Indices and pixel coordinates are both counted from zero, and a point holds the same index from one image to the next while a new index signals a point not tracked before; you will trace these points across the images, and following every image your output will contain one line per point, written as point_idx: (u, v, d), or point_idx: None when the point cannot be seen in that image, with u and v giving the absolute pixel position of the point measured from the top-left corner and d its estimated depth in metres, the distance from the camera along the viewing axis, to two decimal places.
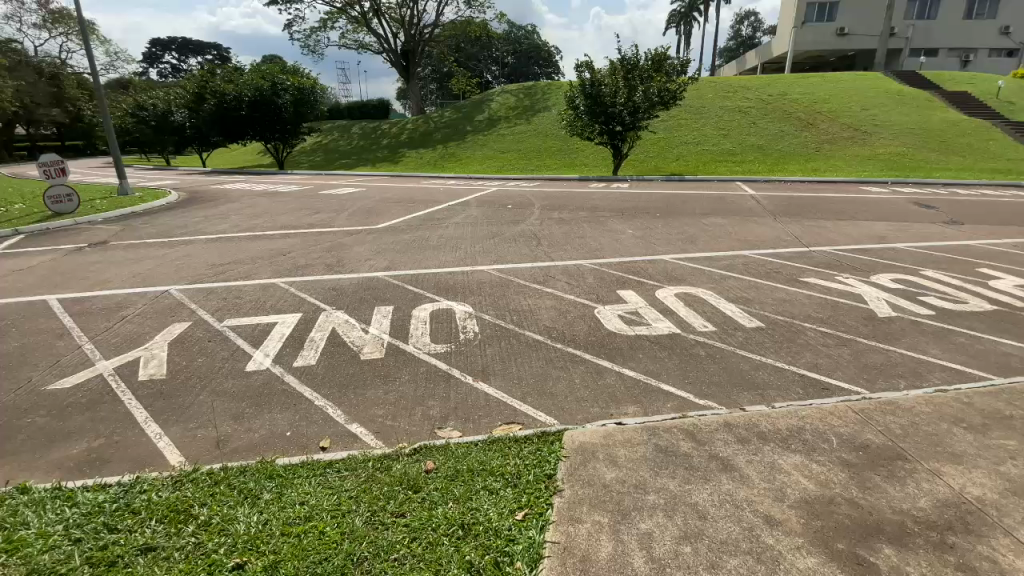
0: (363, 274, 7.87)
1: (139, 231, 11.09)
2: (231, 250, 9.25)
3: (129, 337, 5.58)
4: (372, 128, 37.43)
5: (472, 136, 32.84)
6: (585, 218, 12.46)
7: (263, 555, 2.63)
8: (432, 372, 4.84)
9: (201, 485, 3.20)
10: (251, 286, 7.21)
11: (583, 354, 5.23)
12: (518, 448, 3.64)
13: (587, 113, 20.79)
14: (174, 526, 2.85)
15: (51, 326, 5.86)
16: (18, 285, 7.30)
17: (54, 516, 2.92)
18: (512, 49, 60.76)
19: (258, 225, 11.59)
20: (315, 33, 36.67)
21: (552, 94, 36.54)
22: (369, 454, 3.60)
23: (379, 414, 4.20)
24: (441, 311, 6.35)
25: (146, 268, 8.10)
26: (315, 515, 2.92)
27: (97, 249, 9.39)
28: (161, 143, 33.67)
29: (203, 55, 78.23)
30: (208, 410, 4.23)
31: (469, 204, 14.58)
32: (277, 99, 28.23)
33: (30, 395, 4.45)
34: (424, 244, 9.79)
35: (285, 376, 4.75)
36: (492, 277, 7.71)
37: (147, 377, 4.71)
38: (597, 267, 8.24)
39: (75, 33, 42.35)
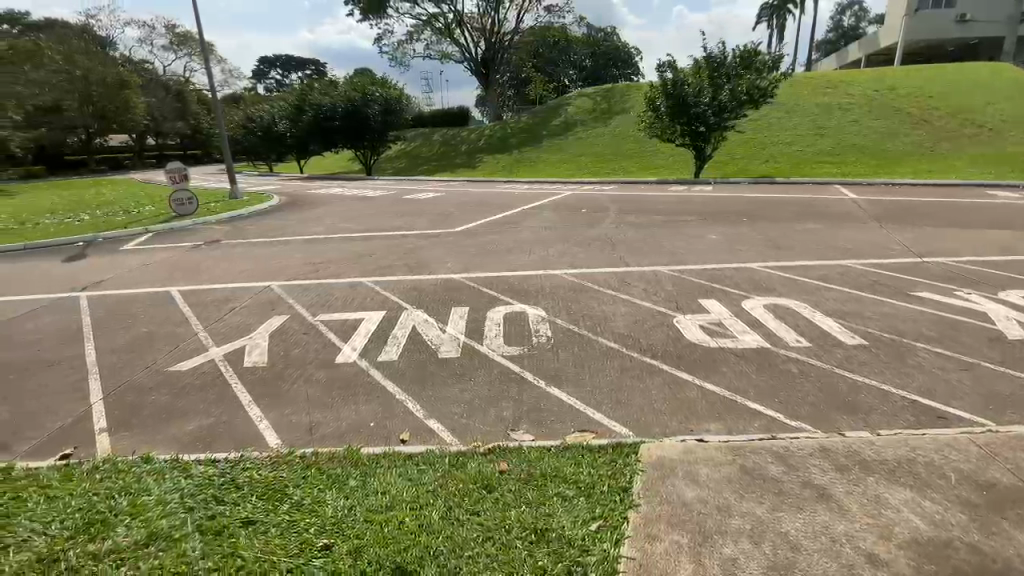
0: (442, 275, 8.15)
1: (247, 231, 12.25)
2: (324, 250, 9.95)
3: (236, 327, 6.17)
4: (452, 135, 38.70)
5: (547, 141, 32.92)
6: (662, 222, 12.07)
7: (349, 539, 2.78)
8: (504, 373, 4.90)
9: (293, 469, 3.45)
10: (340, 284, 7.71)
11: (661, 365, 5.03)
12: (592, 457, 3.57)
13: (669, 114, 19.98)
14: (271, 502, 3.09)
15: (172, 314, 6.63)
16: (148, 278, 8.33)
17: (172, 485, 3.27)
18: (590, 52, 60.17)
19: (348, 227, 12.41)
20: (402, 46, 38.59)
21: (631, 95, 35.89)
22: (446, 451, 3.68)
23: (455, 411, 4.31)
24: (516, 313, 6.40)
25: (251, 265, 8.94)
26: (395, 505, 3.04)
27: (212, 247, 10.50)
28: (266, 152, 36.94)
29: (304, 70, 85.01)
30: (301, 397, 4.56)
31: (544, 208, 14.68)
32: (367, 109, 30.18)
33: (155, 375, 5.06)
34: (500, 247, 9.94)
35: (369, 370, 5.01)
36: (567, 282, 7.66)
37: (251, 364, 5.18)
38: (676, 274, 7.93)
39: (197, 53, 47.80)
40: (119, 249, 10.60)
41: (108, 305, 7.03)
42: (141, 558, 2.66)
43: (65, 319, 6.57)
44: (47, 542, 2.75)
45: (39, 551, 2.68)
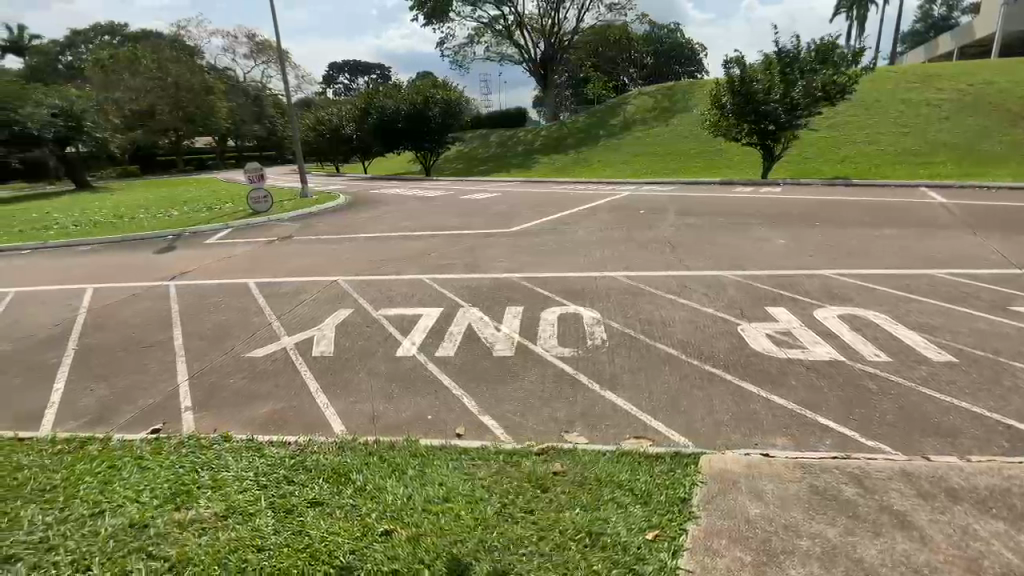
0: (498, 274, 8.24)
1: (315, 228, 12.94)
2: (385, 248, 10.32)
3: (305, 318, 6.54)
4: (508, 137, 39.04)
5: (604, 141, 32.49)
6: (725, 224, 11.59)
7: (408, 527, 2.88)
8: (559, 374, 4.87)
9: (357, 455, 3.60)
10: (400, 281, 7.99)
11: (723, 374, 4.83)
12: (649, 465, 3.49)
13: (735, 112, 19.10)
14: (336, 486, 3.25)
15: (249, 304, 7.12)
16: (228, 270, 9.00)
17: (248, 463, 3.51)
18: (652, 50, 58.72)
19: (408, 226, 12.82)
20: (463, 48, 39.38)
21: (694, 93, 34.79)
22: (501, 448, 3.71)
23: (508, 409, 4.34)
24: (571, 315, 6.36)
25: (319, 261, 9.43)
26: (452, 497, 3.11)
27: (284, 243, 11.17)
28: (333, 153, 38.79)
29: (369, 74, 88.72)
30: (364, 388, 4.76)
31: (601, 208, 14.51)
32: (429, 111, 31.30)
33: (234, 360, 5.45)
34: (555, 248, 9.93)
35: (427, 364, 5.15)
36: (623, 284, 7.52)
37: (318, 354, 5.47)
38: (740, 280, 7.59)
39: (273, 60, 51.00)
40: (204, 242, 11.51)
41: (194, 294, 7.65)
42: (220, 529, 2.88)
43: (157, 305, 7.21)
44: (140, 509, 3.03)
45: (133, 517, 2.96)
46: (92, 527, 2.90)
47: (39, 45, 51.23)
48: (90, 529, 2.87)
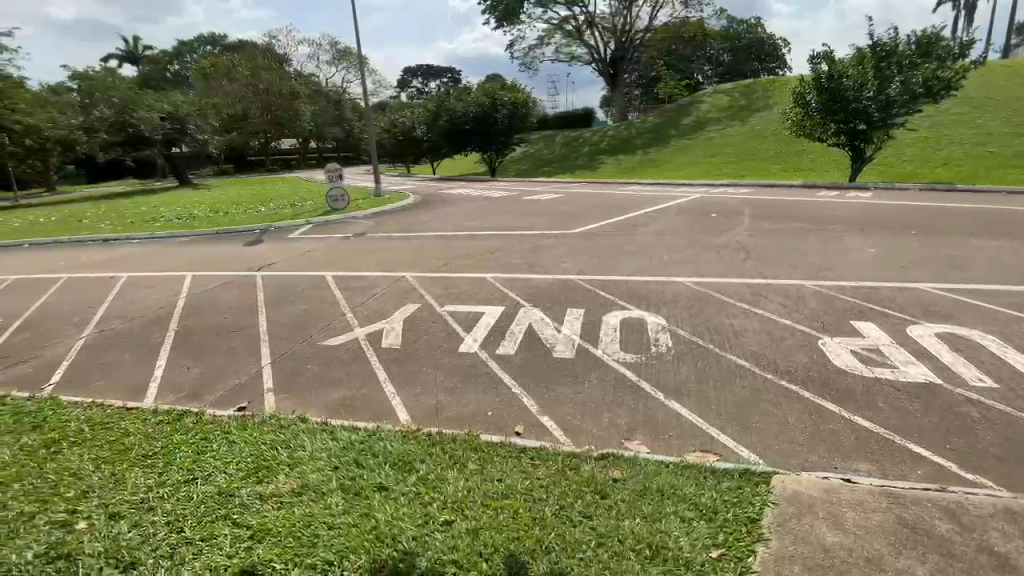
0: (560, 275, 8.22)
1: (386, 226, 13.53)
2: (451, 247, 10.61)
3: (375, 311, 6.86)
4: (574, 137, 38.82)
5: (674, 141, 31.50)
6: (804, 230, 10.87)
7: (467, 519, 2.94)
8: (620, 380, 4.78)
9: (420, 444, 3.74)
10: (465, 279, 8.17)
11: (800, 391, 4.53)
12: (715, 480, 3.34)
13: (821, 111, 17.82)
14: (401, 473, 3.39)
15: (326, 296, 7.58)
16: (308, 263, 9.62)
17: (322, 444, 3.75)
18: (729, 47, 56.11)
19: (474, 225, 13.09)
20: (532, 50, 39.55)
21: (775, 91, 32.91)
22: (560, 450, 3.69)
23: (568, 412, 4.32)
24: (634, 320, 6.21)
25: (389, 257, 9.86)
26: (510, 494, 3.16)
27: (357, 239, 11.79)
28: (405, 154, 40.48)
29: (441, 78, 91.35)
30: (427, 381, 4.91)
31: (669, 210, 14.11)
32: (496, 113, 31.79)
33: (311, 346, 5.83)
34: (620, 250, 9.76)
35: (488, 361, 5.24)
36: (691, 291, 7.25)
37: (387, 345, 5.73)
38: (821, 290, 7.08)
39: (353, 66, 53.82)
40: (286, 236, 12.39)
41: (277, 284, 8.23)
42: (296, 504, 3.09)
43: (245, 293, 7.83)
44: (227, 479, 3.31)
45: (221, 485, 3.24)
46: (186, 492, 3.21)
47: (154, 56, 57.15)
48: (184, 494, 3.18)
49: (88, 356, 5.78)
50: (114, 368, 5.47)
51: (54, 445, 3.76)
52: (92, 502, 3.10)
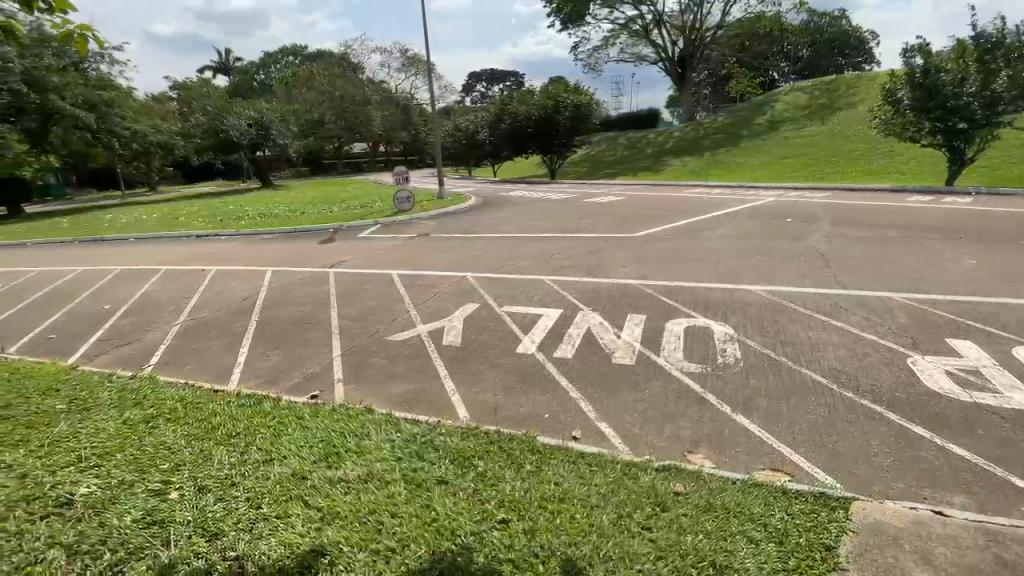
0: (621, 279, 8.08)
1: (449, 226, 13.89)
2: (512, 248, 10.70)
3: (438, 309, 7.06)
4: (638, 138, 38.00)
5: (745, 142, 30.07)
6: (892, 237, 10.00)
7: (524, 519, 2.96)
8: (683, 390, 4.63)
9: (479, 441, 3.81)
10: (524, 280, 8.22)
11: (884, 413, 4.18)
12: (786, 502, 3.16)
13: (913, 109, 16.37)
14: (461, 468, 3.48)
15: (391, 292, 7.91)
16: (375, 261, 10.07)
17: (386, 435, 3.90)
18: (809, 41, 52.74)
19: (535, 227, 13.15)
20: (597, 51, 39.15)
21: (861, 87, 30.57)
22: (619, 458, 3.62)
23: (628, 420, 4.23)
24: (700, 328, 5.98)
25: (452, 257, 10.12)
26: (568, 499, 3.13)
27: (422, 239, 12.18)
28: (468, 156, 41.32)
29: (505, 82, 92.41)
30: (487, 380, 4.98)
31: (738, 214, 13.48)
32: (558, 116, 31.74)
33: (377, 341, 6.09)
34: (685, 255, 9.45)
35: (545, 363, 5.24)
36: (762, 300, 6.88)
37: (448, 343, 5.88)
38: (911, 304, 6.48)
39: (421, 71, 55.69)
40: (356, 236, 13.03)
41: (347, 281, 8.66)
42: (362, 490, 3.24)
43: (318, 288, 8.30)
44: (300, 462, 3.53)
45: (295, 468, 3.47)
46: (265, 471, 3.45)
47: (243, 67, 61.96)
48: (263, 473, 3.42)
49: (181, 341, 6.36)
50: (203, 353, 5.99)
51: (152, 420, 4.17)
52: (184, 475, 3.41)
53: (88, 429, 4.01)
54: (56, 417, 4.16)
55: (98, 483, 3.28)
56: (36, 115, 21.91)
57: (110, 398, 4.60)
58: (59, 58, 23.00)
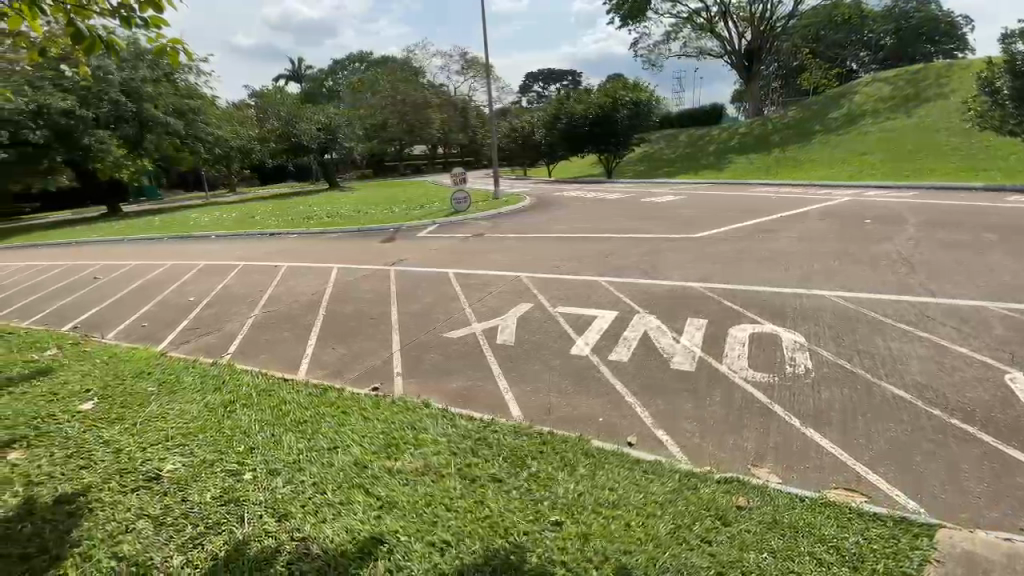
0: (680, 281, 7.82)
1: (505, 227, 14.01)
2: (567, 248, 10.63)
3: (493, 308, 7.13)
4: (700, 136, 36.63)
5: (817, 138, 28.26)
6: (989, 241, 9.05)
7: (578, 523, 2.93)
8: (747, 400, 4.42)
9: (533, 441, 3.82)
10: (580, 281, 8.14)
11: (976, 434, 3.79)
12: (861, 523, 2.94)
13: (1016, 99, 14.74)
14: (515, 466, 3.50)
15: (448, 291, 8.09)
16: (432, 260, 10.33)
17: (442, 430, 4.00)
18: (893, 28, 48.68)
19: (591, 227, 12.99)
20: (658, 47, 38.12)
21: (953, 76, 27.84)
22: (677, 467, 3.51)
23: (687, 429, 4.09)
24: (766, 335, 5.68)
25: (507, 256, 10.20)
26: (623, 505, 3.07)
27: (477, 239, 12.35)
28: (523, 157, 41.53)
29: (562, 81, 91.88)
30: (541, 380, 4.99)
31: (809, 215, 12.67)
32: (616, 113, 31.20)
33: (433, 337, 6.25)
34: (750, 257, 9.00)
35: (600, 366, 5.18)
36: (836, 307, 6.43)
37: (502, 342, 5.93)
38: (1012, 315, 5.83)
39: (479, 73, 56.50)
40: (414, 235, 13.42)
41: (406, 278, 8.95)
42: (419, 482, 3.34)
43: (379, 285, 8.64)
44: (362, 452, 3.69)
45: (356, 456, 3.63)
46: (329, 457, 3.64)
47: (313, 74, 65.52)
48: (328, 459, 3.61)
49: (256, 332, 6.81)
50: (276, 343, 6.39)
51: (230, 404, 4.51)
52: (257, 457, 3.65)
53: (175, 409, 4.41)
54: (148, 400, 4.59)
55: (182, 461, 3.59)
56: (133, 122, 24.12)
57: (194, 382, 5.02)
58: (153, 71, 25.33)
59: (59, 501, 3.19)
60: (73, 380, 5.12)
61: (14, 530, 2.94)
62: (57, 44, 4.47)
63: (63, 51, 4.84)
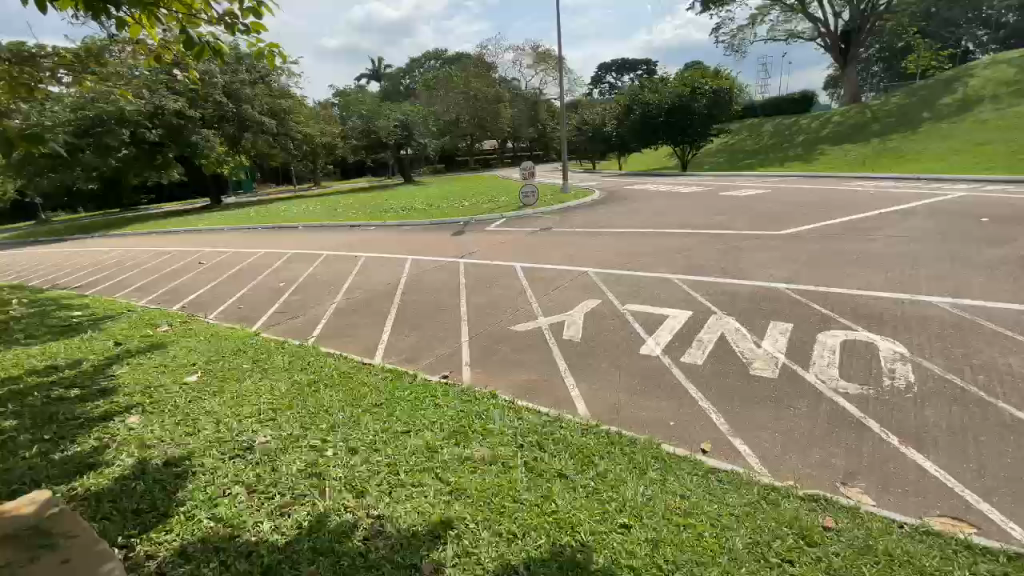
0: (761, 282, 7.36)
1: (573, 221, 13.87)
2: (638, 244, 10.33)
3: (560, 303, 7.09)
4: (786, 125, 34.19)
5: (923, 126, 25.49)
6: None
7: (646, 528, 2.85)
8: (837, 413, 4.07)
9: (600, 441, 3.75)
10: (650, 279, 7.88)
11: None
12: (970, 559, 2.62)
13: None
14: (581, 464, 3.46)
15: (515, 284, 8.14)
16: (500, 253, 10.44)
17: (508, 422, 4.03)
18: None
19: (663, 223, 12.53)
20: (742, 32, 35.94)
21: None
22: (756, 480, 3.31)
23: (767, 440, 3.84)
24: (859, 343, 5.21)
25: (575, 251, 10.09)
26: (696, 514, 2.95)
27: (545, 233, 12.32)
28: (593, 150, 40.91)
29: (635, 72, 89.06)
30: (609, 378, 4.90)
31: (914, 212, 11.45)
32: (694, 103, 29.81)
33: (500, 329, 6.33)
34: (842, 258, 8.29)
35: (672, 367, 4.99)
36: (944, 315, 5.76)
37: (568, 337, 5.88)
38: None
39: (551, 66, 56.21)
40: (483, 229, 13.65)
41: (475, 271, 9.12)
42: (487, 471, 3.40)
43: (449, 277, 8.89)
44: (433, 437, 3.81)
45: (428, 441, 3.75)
46: (402, 440, 3.79)
47: (391, 73, 68.31)
48: (400, 442, 3.76)
49: (336, 317, 7.23)
50: (354, 329, 6.75)
51: (314, 384, 4.84)
52: (337, 435, 3.88)
53: (267, 385, 4.80)
54: (244, 375, 5.03)
55: (271, 434, 3.90)
56: (233, 121, 26.31)
57: (284, 362, 5.43)
58: (251, 73, 27.48)
59: (168, 463, 3.57)
60: (183, 354, 5.72)
61: (132, 487, 3.33)
62: (170, 51, 5.01)
63: (176, 56, 5.36)
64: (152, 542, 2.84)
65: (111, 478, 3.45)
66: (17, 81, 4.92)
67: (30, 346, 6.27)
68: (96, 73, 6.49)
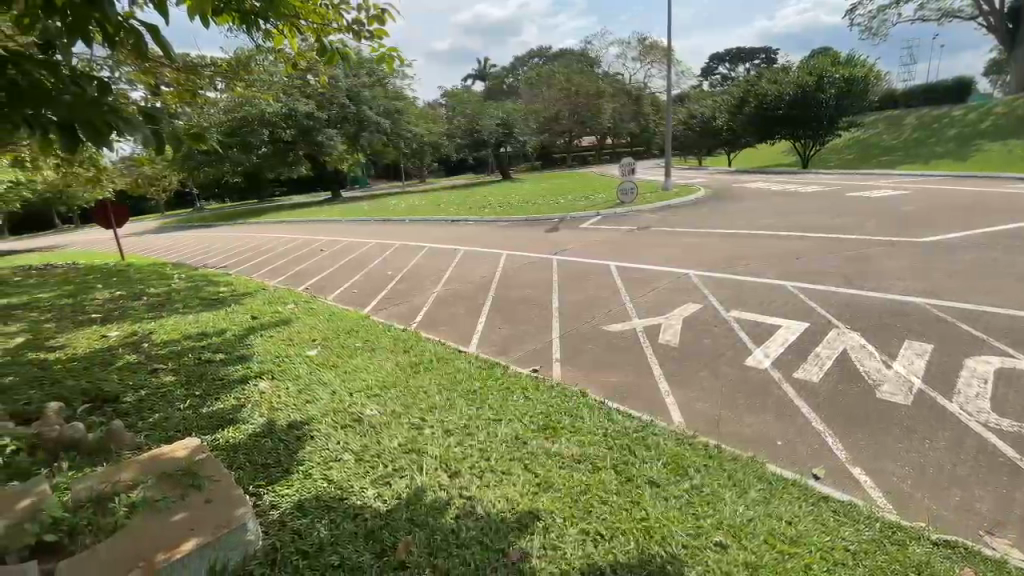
0: (892, 294, 6.51)
1: (674, 220, 13.28)
2: (745, 247, 9.62)
3: (657, 305, 6.84)
4: (934, 117, 29.83)
5: None
6: None
7: (745, 549, 2.68)
8: (986, 452, 3.50)
9: (696, 452, 3.58)
10: (760, 285, 7.30)
11: None
12: None
13: None
14: (673, 473, 3.34)
15: (610, 284, 7.99)
16: (595, 251, 10.30)
17: (599, 422, 3.99)
18: None
19: (777, 224, 11.54)
20: (883, 13, 31.85)
21: None
22: (878, 515, 2.95)
23: (895, 473, 3.39)
24: (1020, 373, 4.42)
25: (675, 252, 9.65)
26: (804, 543, 2.71)
27: (643, 232, 11.93)
28: (699, 145, 38.86)
29: (752, 61, 82.45)
30: (709, 388, 4.64)
31: None
32: (820, 94, 26.87)
33: (592, 328, 6.25)
34: (1000, 270, 7.07)
35: (783, 383, 4.60)
36: None
37: (664, 342, 5.66)
38: None
39: (658, 59, 54.04)
40: (578, 226, 13.53)
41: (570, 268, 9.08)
42: (576, 468, 3.40)
43: (543, 273, 8.95)
44: (523, 428, 3.90)
45: (517, 432, 3.85)
46: (493, 428, 3.91)
47: (496, 73, 70.07)
48: (491, 430, 3.88)
49: (436, 306, 7.63)
50: (452, 318, 7.07)
51: (415, 366, 5.15)
52: (434, 416, 4.11)
53: (375, 364, 5.21)
54: (355, 354, 5.49)
55: (377, 409, 4.23)
56: (353, 121, 28.70)
57: (390, 343, 5.84)
58: (371, 77, 29.70)
59: (291, 425, 4.02)
60: (306, 330, 6.40)
61: (263, 443, 3.80)
62: (306, 58, 5.57)
63: (309, 62, 5.94)
64: (275, 494, 3.21)
65: (246, 434, 3.95)
66: (188, 88, 5.76)
67: (189, 315, 7.37)
68: (246, 80, 7.48)
